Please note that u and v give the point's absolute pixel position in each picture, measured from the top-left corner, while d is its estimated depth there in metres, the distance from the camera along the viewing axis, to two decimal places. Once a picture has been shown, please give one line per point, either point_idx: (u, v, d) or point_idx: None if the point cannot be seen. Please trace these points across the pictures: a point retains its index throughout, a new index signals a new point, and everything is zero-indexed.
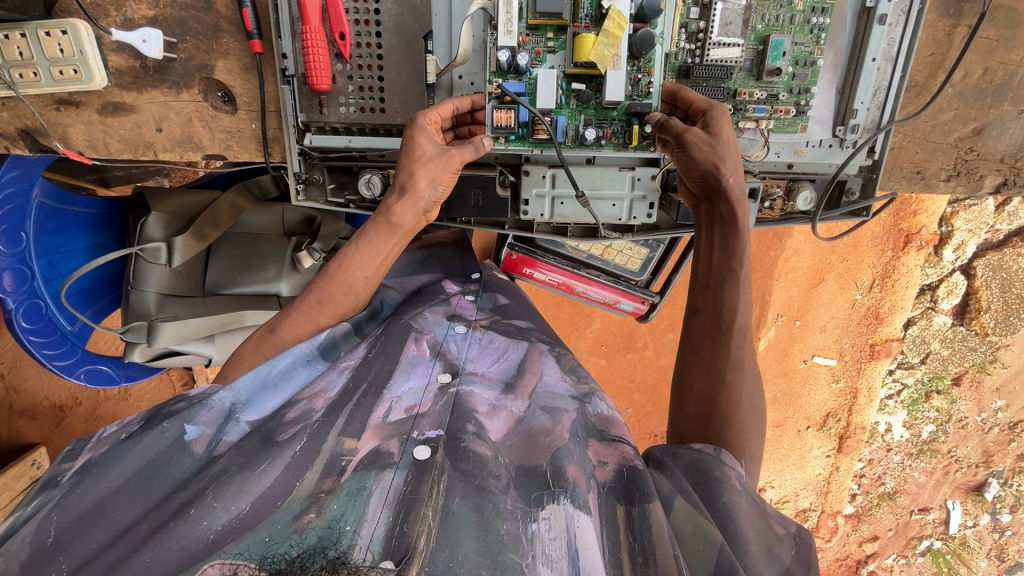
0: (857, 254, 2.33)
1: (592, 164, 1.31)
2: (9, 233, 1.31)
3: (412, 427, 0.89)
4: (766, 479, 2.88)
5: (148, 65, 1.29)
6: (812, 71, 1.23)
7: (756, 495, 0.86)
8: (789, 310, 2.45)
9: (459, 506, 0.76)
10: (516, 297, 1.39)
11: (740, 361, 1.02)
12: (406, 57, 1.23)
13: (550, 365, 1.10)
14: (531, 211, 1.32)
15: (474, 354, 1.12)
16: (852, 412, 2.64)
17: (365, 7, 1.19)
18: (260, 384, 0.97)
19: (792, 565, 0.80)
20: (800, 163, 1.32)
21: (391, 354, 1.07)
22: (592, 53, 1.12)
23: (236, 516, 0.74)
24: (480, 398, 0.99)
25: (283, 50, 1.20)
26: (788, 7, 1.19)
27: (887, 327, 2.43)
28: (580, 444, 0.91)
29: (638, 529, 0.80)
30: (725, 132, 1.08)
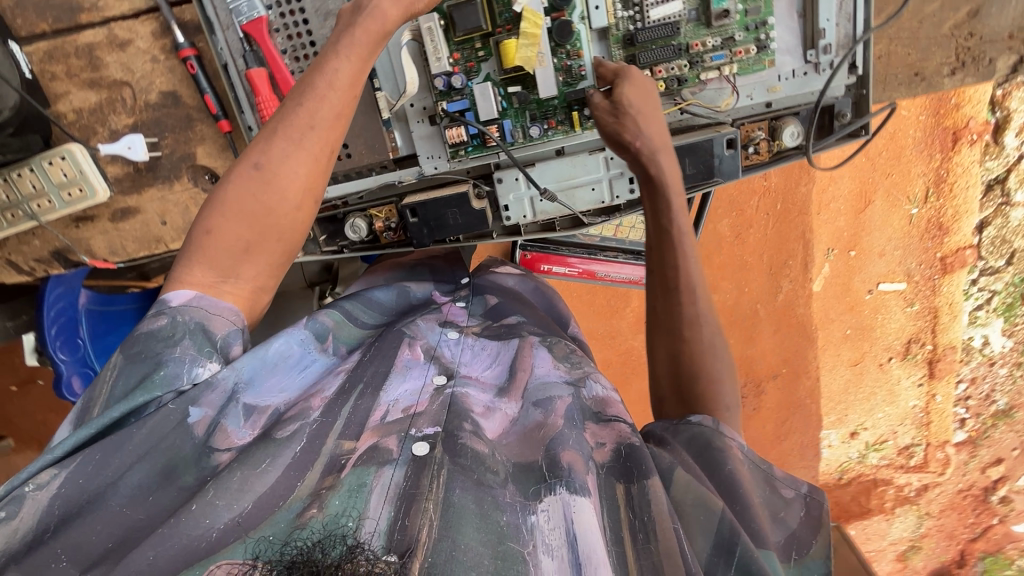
0: (904, 165, 2.21)
1: (562, 156, 1.29)
2: (68, 340, 1.46)
3: (410, 425, 0.91)
4: (854, 423, 2.67)
5: (141, 168, 1.40)
6: (764, 3, 1.17)
7: (756, 459, 0.89)
8: (839, 243, 2.33)
9: (460, 497, 0.80)
10: (507, 294, 1.36)
11: (696, 317, 1.01)
12: (356, 99, 1.24)
13: (542, 356, 1.11)
14: (514, 215, 1.32)
15: (467, 358, 1.13)
16: (936, 333, 2.45)
17: (307, 63, 1.20)
18: (260, 364, 0.94)
19: (798, 527, 0.85)
20: (779, 99, 1.24)
21: (387, 356, 1.06)
22: (518, 58, 1.15)
23: (239, 514, 0.77)
24: (475, 400, 1.01)
25: (247, 122, 1.26)
26: None
27: (955, 236, 2.28)
28: (576, 428, 0.93)
29: (639, 506, 0.82)
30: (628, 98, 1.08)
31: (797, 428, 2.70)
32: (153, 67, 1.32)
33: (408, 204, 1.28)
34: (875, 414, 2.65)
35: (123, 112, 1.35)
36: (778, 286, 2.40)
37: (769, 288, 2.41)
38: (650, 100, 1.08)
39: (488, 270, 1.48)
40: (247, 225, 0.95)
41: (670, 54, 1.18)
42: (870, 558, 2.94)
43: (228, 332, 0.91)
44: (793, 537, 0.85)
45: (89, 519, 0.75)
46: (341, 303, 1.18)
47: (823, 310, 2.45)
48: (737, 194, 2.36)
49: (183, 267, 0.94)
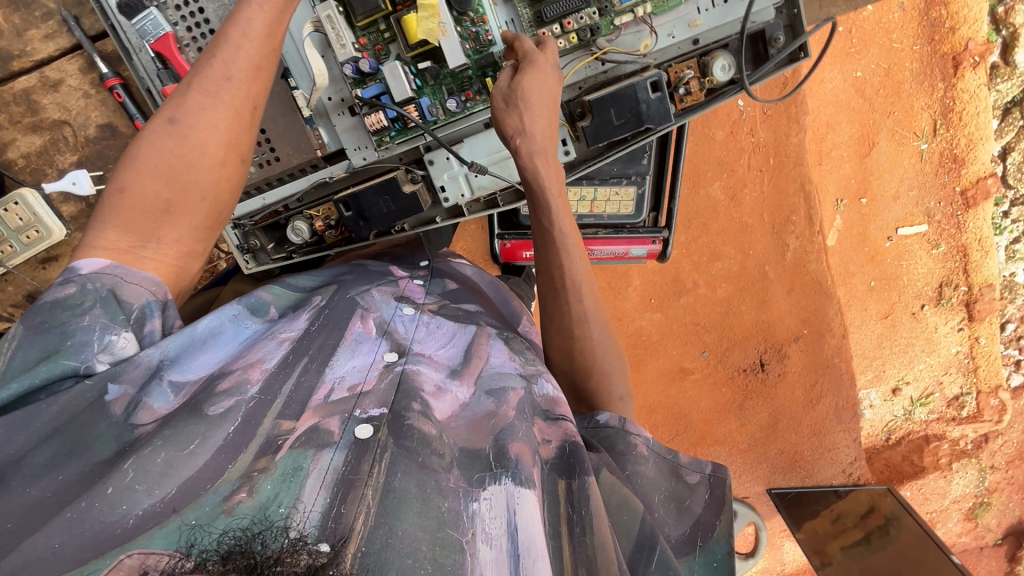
0: (905, 101, 2.48)
1: (489, 128, 1.26)
2: None
3: (355, 405, 0.83)
4: (894, 377, 2.70)
5: (92, 202, 1.43)
6: None
7: (664, 453, 0.99)
8: (849, 190, 2.56)
9: (402, 481, 0.73)
10: (466, 284, 1.29)
11: (583, 315, 1.08)
12: (275, 101, 1.24)
13: (498, 348, 1.06)
14: (452, 196, 1.29)
15: (421, 335, 1.05)
16: (969, 272, 2.60)
17: None
18: (188, 340, 0.89)
19: (701, 512, 0.97)
20: (704, 33, 1.18)
21: (336, 329, 1.00)
22: (420, 32, 1.13)
23: (160, 500, 0.69)
24: (427, 378, 0.93)
25: None
26: None
27: (972, 166, 2.51)
28: (526, 420, 0.90)
29: (578, 500, 0.84)
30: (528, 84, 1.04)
31: (830, 389, 2.64)
32: (87, 102, 1.36)
33: (341, 198, 1.28)
34: (916, 358, 2.69)
35: (67, 150, 1.39)
36: (783, 244, 2.52)
37: (779, 248, 2.52)
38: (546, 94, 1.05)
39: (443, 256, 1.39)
40: (163, 180, 0.95)
41: (578, 4, 1.14)
42: (934, 520, 2.75)
43: (143, 301, 0.88)
44: (696, 523, 0.96)
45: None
46: (283, 277, 1.16)
47: (842, 263, 2.60)
48: (738, 155, 2.46)
49: (100, 231, 0.92)
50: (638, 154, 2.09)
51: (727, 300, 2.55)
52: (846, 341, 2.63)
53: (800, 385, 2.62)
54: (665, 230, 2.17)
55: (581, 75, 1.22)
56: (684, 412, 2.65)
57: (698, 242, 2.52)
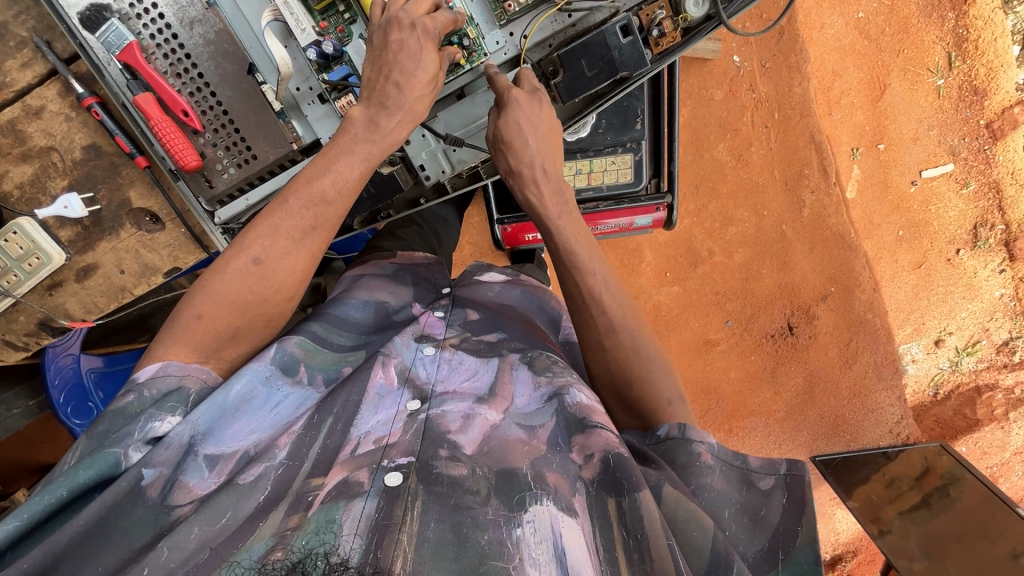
0: (914, 37, 2.35)
1: (462, 99, 1.23)
2: (81, 405, 1.76)
3: (381, 456, 0.82)
4: (936, 329, 2.55)
5: (87, 225, 1.45)
6: None
7: (729, 460, 0.91)
8: (864, 139, 2.43)
9: (435, 531, 0.72)
10: (491, 310, 1.24)
11: (611, 325, 1.07)
12: (245, 99, 1.24)
13: (523, 376, 1.00)
14: (432, 174, 1.26)
15: (444, 375, 1.02)
16: (1005, 209, 2.44)
17: (190, 77, 1.23)
18: (218, 410, 0.87)
19: (781, 521, 0.86)
20: None
21: (357, 381, 0.97)
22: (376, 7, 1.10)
23: (192, 567, 0.71)
24: (453, 414, 0.91)
25: (160, 153, 1.30)
26: None
27: (996, 95, 2.37)
28: (560, 452, 0.86)
29: (631, 522, 0.78)
30: (513, 122, 1.10)
31: (866, 344, 2.50)
32: (69, 126, 1.39)
33: None
34: (960, 303, 2.53)
35: (57, 176, 1.41)
36: (800, 201, 2.41)
37: (794, 207, 2.41)
38: (524, 121, 1.10)
39: (472, 279, 1.36)
40: (237, 309, 0.96)
41: None
42: (996, 475, 2.56)
43: (199, 388, 0.91)
44: (776, 533, 0.86)
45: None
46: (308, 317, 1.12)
47: (865, 216, 2.48)
48: (740, 113, 2.37)
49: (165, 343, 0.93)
50: (632, 120, 2.02)
51: (744, 263, 2.45)
52: (879, 295, 2.49)
53: (834, 343, 2.50)
54: (667, 195, 2.09)
55: (548, 29, 1.15)
56: (712, 384, 2.56)
57: (709, 208, 2.43)
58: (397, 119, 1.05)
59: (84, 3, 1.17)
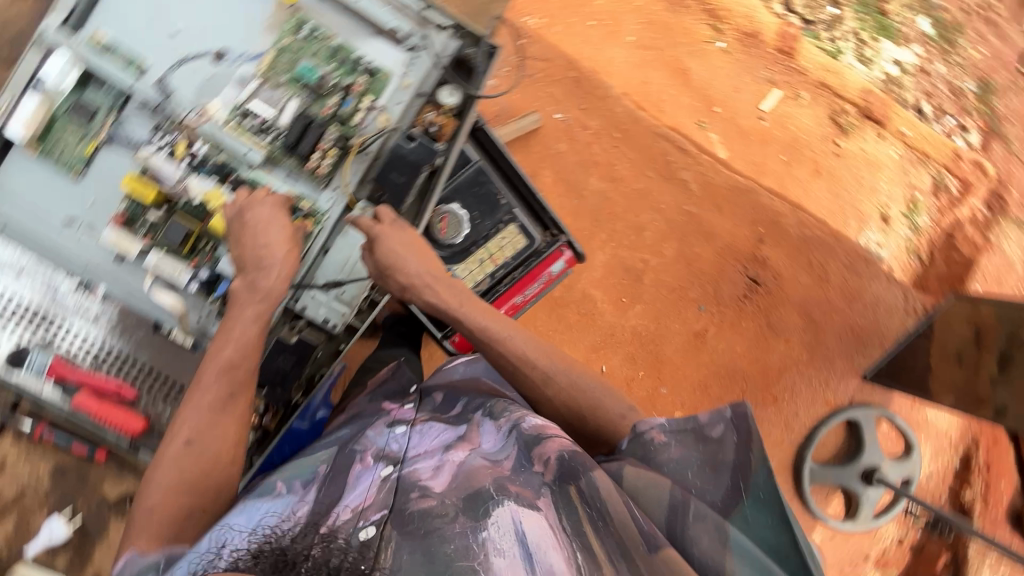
0: (679, 26, 2.87)
1: (327, 252, 1.43)
2: None
3: (359, 518, 0.98)
4: (874, 209, 2.91)
5: (78, 538, 1.57)
6: (343, 49, 1.40)
7: (681, 429, 1.11)
8: (701, 108, 2.87)
9: (410, 559, 0.87)
10: (453, 388, 1.46)
11: (545, 374, 1.39)
12: (163, 349, 1.41)
13: (487, 426, 1.21)
14: (337, 320, 1.43)
15: (416, 442, 1.22)
16: (842, 96, 2.92)
17: (112, 360, 1.40)
18: (193, 553, 0.93)
19: (736, 457, 1.04)
20: (419, 86, 1.44)
21: (338, 479, 1.11)
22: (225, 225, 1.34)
23: None
24: (424, 468, 1.11)
25: (113, 436, 1.43)
26: (284, 46, 1.38)
27: (767, 29, 2.91)
28: (523, 467, 1.04)
29: (590, 497, 0.95)
30: (388, 249, 1.36)
31: (826, 255, 2.86)
32: (34, 462, 1.57)
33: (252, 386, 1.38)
34: (871, 179, 2.92)
35: (38, 510, 1.57)
36: (682, 181, 2.83)
37: (682, 189, 2.83)
38: (395, 246, 1.36)
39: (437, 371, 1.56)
40: (187, 492, 1.09)
41: (319, 131, 1.38)
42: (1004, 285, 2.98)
43: (170, 553, 0.98)
44: (736, 467, 1.02)
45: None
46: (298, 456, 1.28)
47: (747, 161, 2.87)
48: (589, 149, 2.79)
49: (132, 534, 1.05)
50: (496, 198, 2.32)
51: (677, 253, 2.81)
52: (805, 211, 2.86)
53: (799, 272, 2.85)
54: (562, 236, 2.42)
55: (359, 169, 1.42)
56: (731, 365, 2.83)
57: (618, 228, 2.80)
58: (275, 274, 1.25)
59: (4, 352, 1.36)
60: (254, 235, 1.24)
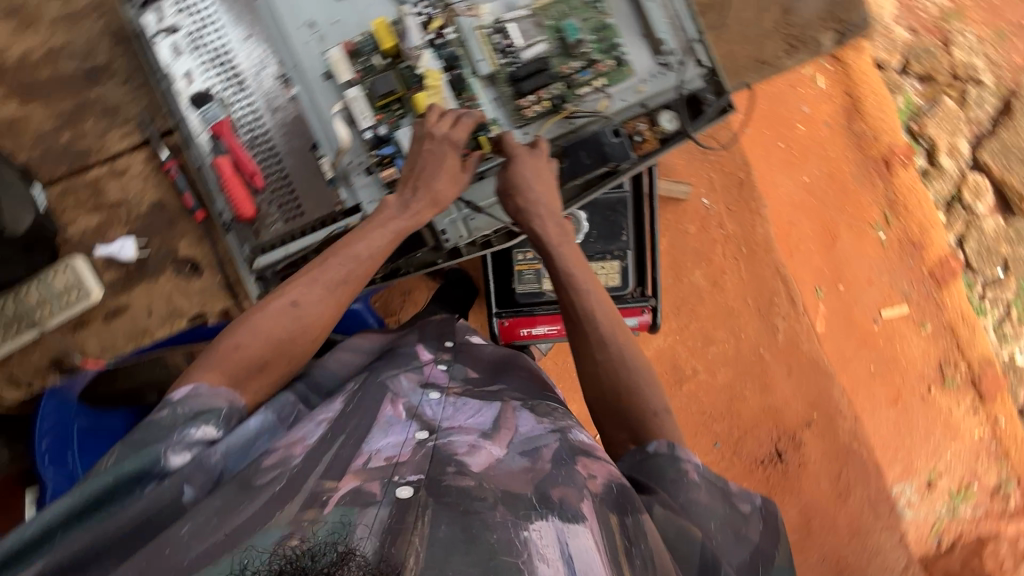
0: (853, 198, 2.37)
1: (485, 178, 1.49)
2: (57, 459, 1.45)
3: (392, 472, 0.83)
4: None
5: (132, 268, 1.61)
6: (611, 30, 1.47)
7: (713, 481, 0.97)
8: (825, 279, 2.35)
9: (446, 532, 0.73)
10: (485, 361, 1.33)
11: None
12: (305, 166, 1.51)
13: (525, 416, 1.04)
14: (452, 237, 1.50)
15: (449, 413, 1.04)
16: None
17: (264, 149, 1.52)
18: (241, 446, 0.97)
19: (761, 540, 0.94)
20: (648, 98, 1.50)
21: (368, 411, 1.01)
22: (426, 103, 1.42)
23: (211, 544, 0.72)
24: (459, 442, 0.93)
25: (219, 206, 1.55)
26: (564, 0, 1.47)
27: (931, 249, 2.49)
28: (565, 467, 0.90)
29: (634, 534, 0.83)
30: (520, 175, 1.28)
31: None
32: (145, 186, 1.63)
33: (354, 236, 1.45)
34: None
35: (119, 224, 1.62)
36: None
37: None
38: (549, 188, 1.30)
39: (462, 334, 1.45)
40: (268, 344, 1.12)
41: (548, 80, 1.45)
42: None
43: (226, 406, 1.02)
44: (759, 552, 0.93)
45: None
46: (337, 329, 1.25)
47: None
48: None
49: (199, 370, 1.06)
50: None
51: None
52: None
53: None
54: None
55: (555, 130, 1.50)
56: None
57: None
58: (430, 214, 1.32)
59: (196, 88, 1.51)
60: (429, 175, 1.31)
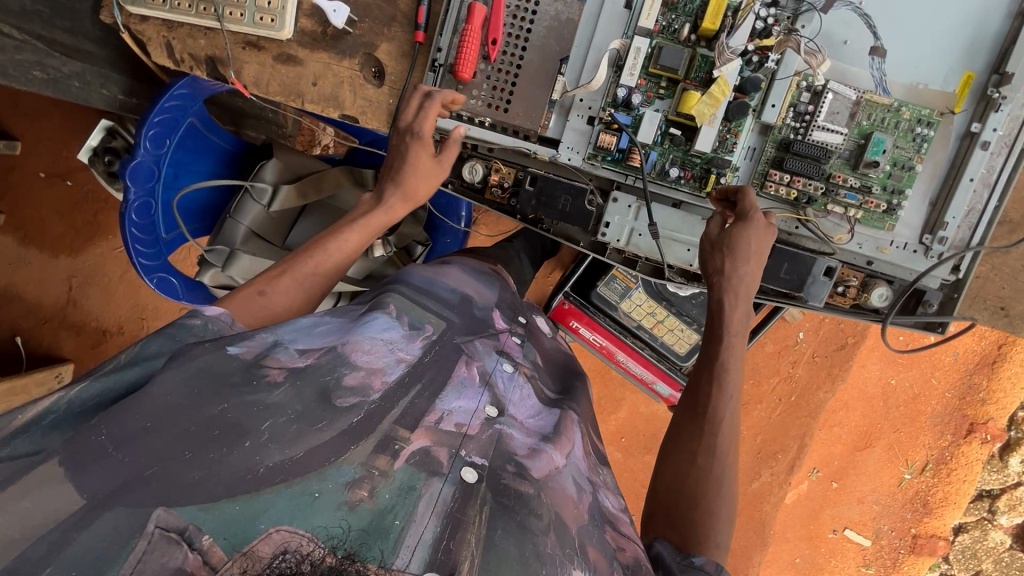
0: (914, 427, 2.56)
1: (676, 208, 1.38)
2: (158, 137, 1.61)
3: (461, 444, 0.84)
4: None
5: (327, 33, 1.51)
6: (909, 175, 1.28)
7: None
8: (826, 468, 2.57)
9: (501, 540, 0.74)
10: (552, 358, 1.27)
11: None
12: (541, 72, 1.36)
13: (579, 437, 1.01)
14: (610, 234, 1.37)
15: (516, 397, 1.02)
16: None
17: (519, 25, 1.35)
18: (300, 329, 0.94)
19: None
20: (880, 261, 1.34)
21: (445, 366, 0.99)
22: (694, 109, 1.26)
23: (289, 457, 0.73)
24: (520, 441, 0.91)
25: (440, 44, 1.39)
26: (895, 112, 1.27)
27: (938, 519, 2.62)
28: (598, 527, 0.87)
29: None
30: (747, 240, 1.14)
31: None
32: None
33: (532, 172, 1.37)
34: None
35: None
36: None
37: None
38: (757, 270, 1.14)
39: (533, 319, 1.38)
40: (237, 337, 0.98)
41: (814, 173, 1.28)
42: None
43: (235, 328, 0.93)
44: None
45: (135, 412, 0.72)
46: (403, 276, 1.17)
47: None
48: None
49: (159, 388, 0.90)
50: None
51: None
52: None
53: None
54: None
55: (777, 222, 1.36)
56: None
57: None
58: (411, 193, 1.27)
59: None
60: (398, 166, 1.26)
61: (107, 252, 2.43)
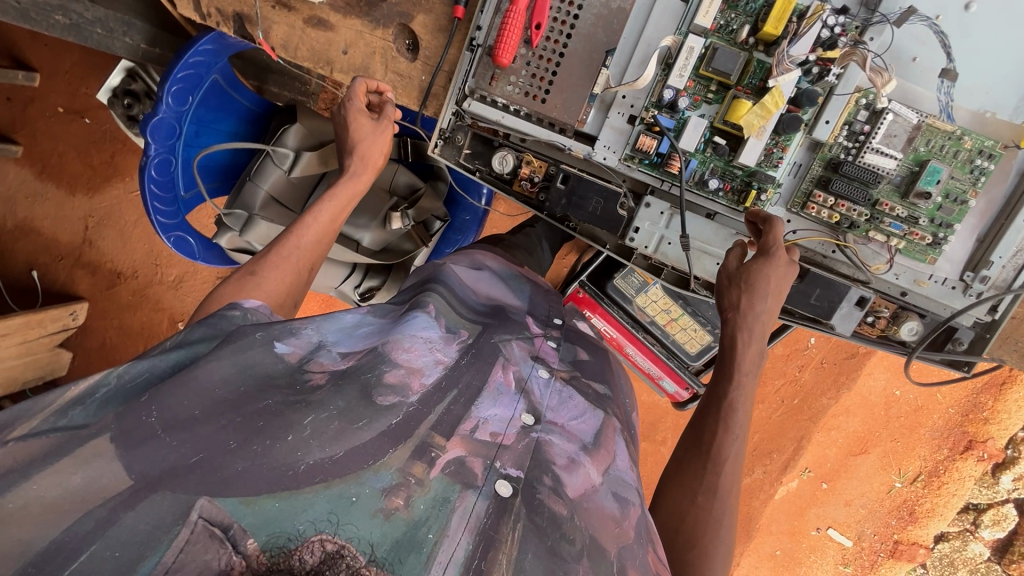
0: (911, 440, 2.56)
1: (710, 220, 1.33)
2: (181, 93, 1.56)
3: (496, 455, 0.81)
4: None
5: None
6: (960, 209, 1.22)
7: None
8: (818, 469, 2.59)
9: (532, 564, 0.69)
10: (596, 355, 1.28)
11: None
12: (585, 64, 1.28)
13: (622, 450, 0.99)
14: (638, 240, 1.33)
15: (555, 404, 0.99)
16: None
17: (567, 10, 1.27)
18: (345, 332, 0.96)
19: None
20: (915, 294, 1.29)
21: (483, 369, 0.98)
22: (742, 119, 1.20)
23: (329, 456, 0.71)
24: (560, 449, 0.89)
25: (481, 22, 1.30)
26: (955, 141, 1.19)
27: (919, 528, 2.67)
28: (641, 547, 0.83)
29: None
30: (764, 276, 1.11)
31: None
32: None
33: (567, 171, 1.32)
34: None
35: None
36: None
37: None
38: (774, 308, 1.12)
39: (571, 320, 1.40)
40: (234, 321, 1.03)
41: (860, 198, 1.23)
42: None
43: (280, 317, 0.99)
44: None
45: (179, 399, 0.72)
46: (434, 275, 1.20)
47: None
48: None
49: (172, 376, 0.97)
50: None
51: None
52: None
53: None
54: None
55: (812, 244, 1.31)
56: None
57: None
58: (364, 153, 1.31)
59: None
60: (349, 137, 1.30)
61: (122, 196, 2.41)
